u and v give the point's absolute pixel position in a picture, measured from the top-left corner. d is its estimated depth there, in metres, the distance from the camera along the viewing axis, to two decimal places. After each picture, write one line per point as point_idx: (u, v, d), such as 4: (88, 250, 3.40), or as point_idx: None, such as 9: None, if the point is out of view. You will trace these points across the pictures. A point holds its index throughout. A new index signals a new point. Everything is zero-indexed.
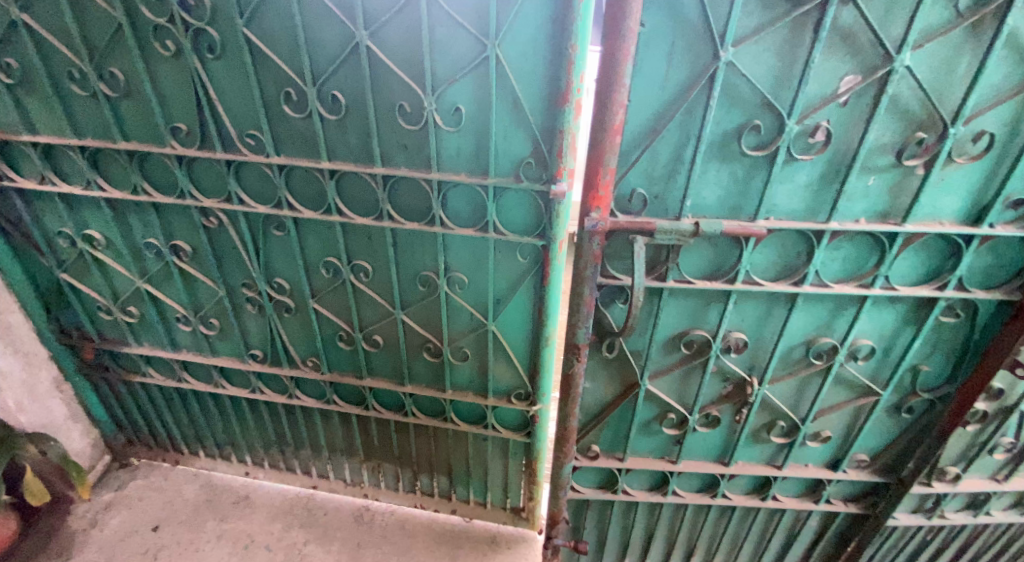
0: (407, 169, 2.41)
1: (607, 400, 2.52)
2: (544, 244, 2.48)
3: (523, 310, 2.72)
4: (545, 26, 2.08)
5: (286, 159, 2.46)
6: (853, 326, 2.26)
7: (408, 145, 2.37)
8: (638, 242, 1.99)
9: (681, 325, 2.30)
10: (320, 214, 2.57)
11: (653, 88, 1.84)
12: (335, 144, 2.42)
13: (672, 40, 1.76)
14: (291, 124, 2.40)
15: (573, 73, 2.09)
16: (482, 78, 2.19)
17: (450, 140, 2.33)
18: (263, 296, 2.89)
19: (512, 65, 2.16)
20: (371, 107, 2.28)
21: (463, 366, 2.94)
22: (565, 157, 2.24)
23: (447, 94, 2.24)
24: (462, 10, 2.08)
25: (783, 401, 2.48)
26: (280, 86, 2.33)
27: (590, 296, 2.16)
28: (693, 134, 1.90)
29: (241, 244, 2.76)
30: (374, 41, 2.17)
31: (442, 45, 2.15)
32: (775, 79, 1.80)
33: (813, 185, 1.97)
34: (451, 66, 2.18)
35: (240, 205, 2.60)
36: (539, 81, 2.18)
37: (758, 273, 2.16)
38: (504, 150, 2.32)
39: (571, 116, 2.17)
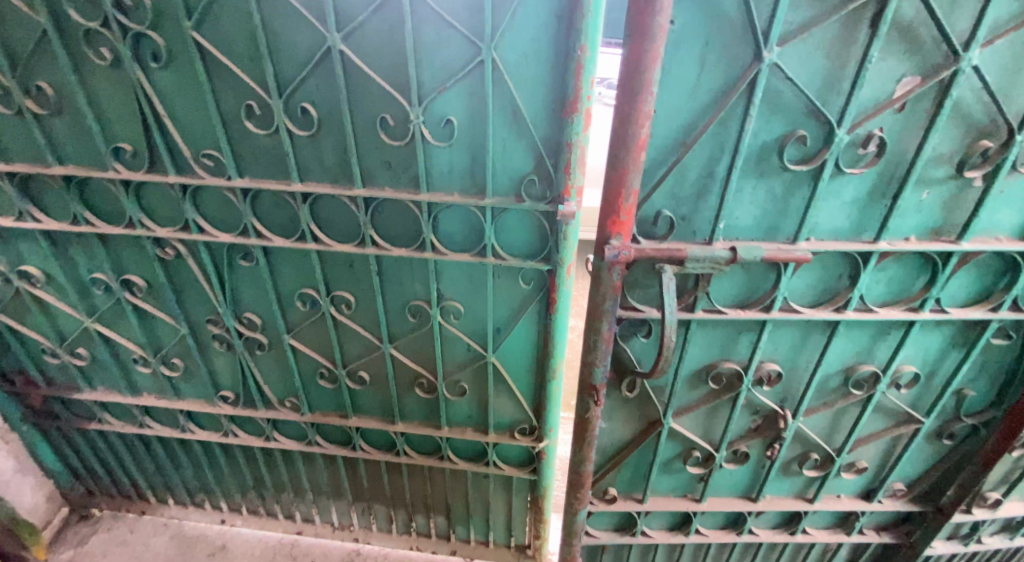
0: (392, 189, 2.11)
1: (625, 440, 2.27)
2: (550, 268, 2.20)
3: (526, 339, 2.45)
4: (549, 24, 1.79)
5: (251, 182, 2.13)
6: (897, 352, 2.04)
7: (392, 162, 2.06)
8: (667, 273, 1.72)
9: (708, 357, 2.06)
10: (294, 241, 2.25)
11: (683, 95, 1.57)
12: (308, 163, 2.10)
13: (706, 40, 1.49)
14: (255, 142, 2.08)
15: (583, 78, 1.81)
16: (476, 85, 1.90)
17: (440, 156, 2.03)
18: (232, 333, 2.56)
19: (511, 70, 1.87)
20: (349, 121, 1.97)
21: (460, 402, 2.65)
22: (574, 173, 1.96)
23: (436, 105, 1.94)
24: (452, 7, 1.78)
25: (817, 432, 2.26)
26: (240, 98, 2.00)
27: (609, 331, 1.89)
28: (727, 148, 1.64)
29: (204, 277, 2.42)
30: (349, 45, 1.86)
31: (429, 48, 1.85)
32: (823, 83, 1.55)
33: (860, 201, 1.74)
34: (440, 72, 1.88)
35: (200, 234, 2.27)
36: (542, 88, 1.89)
37: (795, 298, 1.92)
38: (502, 165, 2.03)
39: (580, 127, 1.89)
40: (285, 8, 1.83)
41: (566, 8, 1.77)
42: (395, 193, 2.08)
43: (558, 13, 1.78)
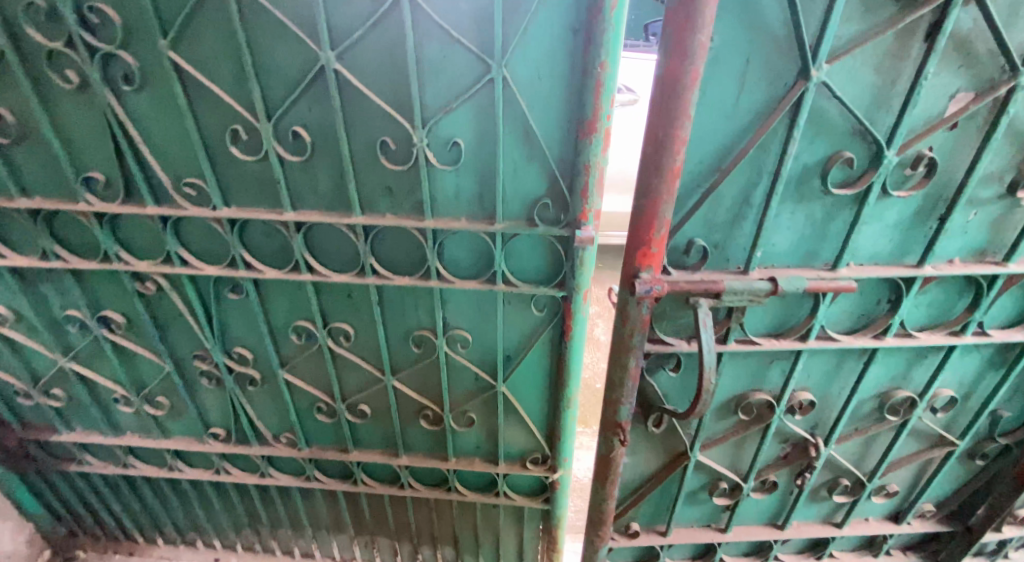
0: (393, 216, 1.94)
1: (649, 473, 2.14)
2: (564, 295, 2.05)
3: (538, 368, 2.30)
4: (565, 38, 1.64)
5: (238, 211, 1.95)
6: (934, 375, 1.94)
7: (393, 188, 1.90)
8: (703, 307, 1.58)
9: (738, 387, 1.94)
10: (286, 273, 2.07)
11: (719, 117, 1.43)
12: (301, 190, 1.93)
13: (748, 56, 1.36)
14: (241, 168, 1.90)
15: (603, 96, 1.65)
16: (485, 104, 1.74)
17: (446, 179, 1.87)
18: (221, 370, 2.38)
19: (522, 88, 1.71)
20: (346, 145, 1.80)
21: (468, 433, 2.50)
22: (592, 196, 1.81)
23: (441, 126, 1.78)
24: (460, 21, 1.63)
25: (847, 457, 2.17)
26: (224, 121, 1.82)
27: (636, 368, 1.75)
28: (766, 172, 1.51)
29: (189, 312, 2.24)
30: (345, 63, 1.69)
31: (434, 65, 1.69)
32: (872, 101, 1.43)
33: (904, 224, 1.62)
34: (446, 91, 1.72)
35: (183, 267, 2.08)
36: (557, 106, 1.73)
37: (831, 325, 1.81)
38: (514, 189, 1.87)
39: (599, 149, 1.73)
40: (273, 24, 1.66)
41: (584, 20, 1.61)
42: (398, 220, 1.92)
43: (575, 26, 1.62)
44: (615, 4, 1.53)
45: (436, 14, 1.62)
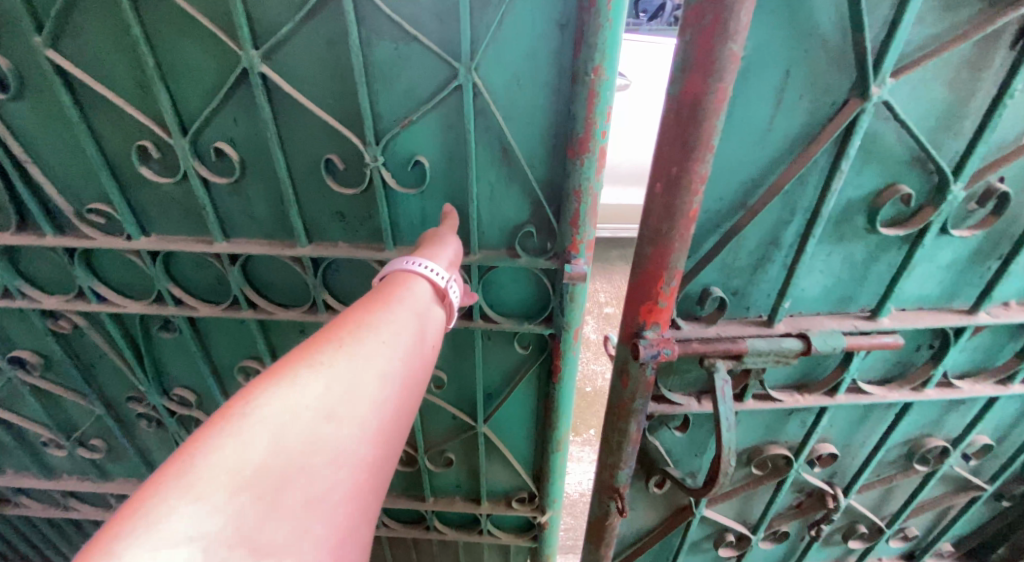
0: (347, 245, 1.60)
1: (648, 527, 1.89)
2: (552, 331, 1.73)
3: (524, 407, 2.01)
4: (550, 37, 1.30)
5: (158, 242, 1.60)
6: (972, 423, 1.70)
7: (345, 214, 1.55)
8: (720, 372, 1.30)
9: (753, 439, 1.68)
10: (222, 310, 1.72)
11: (749, 144, 1.13)
12: (232, 217, 1.58)
13: (787, 68, 1.05)
14: (157, 192, 1.54)
15: (597, 108, 1.32)
16: (452, 117, 1.40)
17: (408, 203, 1.53)
18: (160, 412, 2.05)
19: (498, 97, 1.38)
20: (283, 166, 1.45)
21: (446, 473, 2.23)
22: (583, 225, 1.47)
23: (398, 142, 1.44)
24: (418, 12, 1.28)
25: (866, 504, 1.94)
26: (131, 138, 1.46)
27: (637, 431, 1.48)
28: (802, 208, 1.21)
29: (116, 351, 1.89)
30: (274, 65, 1.34)
31: (388, 69, 1.34)
32: (938, 123, 1.13)
33: (959, 265, 1.35)
34: (405, 100, 1.39)
35: (100, 304, 1.74)
36: (541, 119, 1.41)
37: (863, 375, 1.54)
38: (490, 217, 1.55)
39: (593, 174, 1.40)
40: (180, 14, 1.29)
41: (574, 14, 1.27)
42: (351, 250, 1.58)
43: (563, 21, 1.29)
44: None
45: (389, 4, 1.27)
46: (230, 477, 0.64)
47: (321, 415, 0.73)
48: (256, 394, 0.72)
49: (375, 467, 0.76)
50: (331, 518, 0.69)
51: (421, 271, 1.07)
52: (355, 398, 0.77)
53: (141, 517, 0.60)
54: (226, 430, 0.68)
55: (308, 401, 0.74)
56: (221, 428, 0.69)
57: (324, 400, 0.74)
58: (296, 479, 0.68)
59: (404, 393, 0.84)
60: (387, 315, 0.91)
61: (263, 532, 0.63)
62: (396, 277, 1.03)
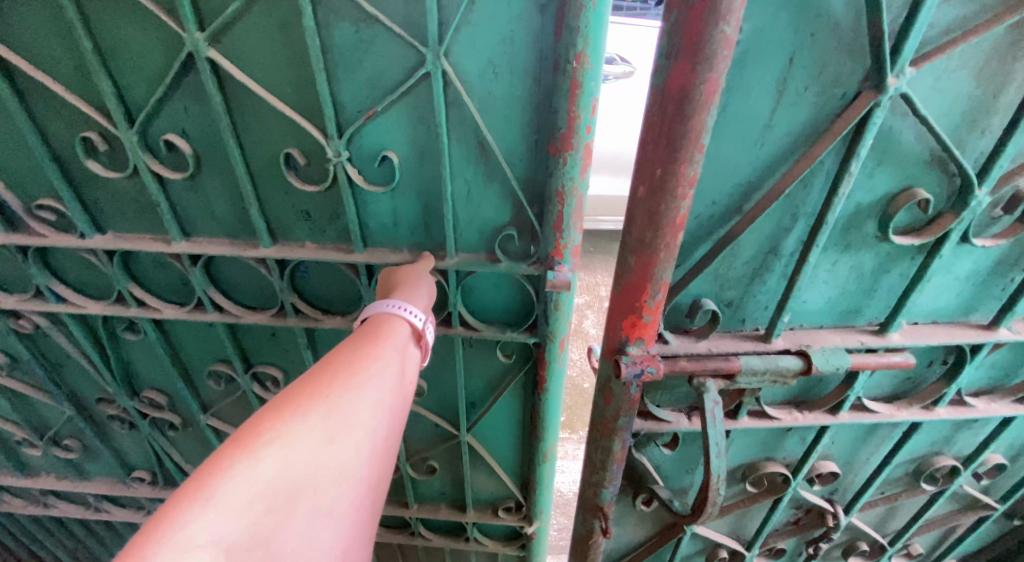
0: (315, 247, 1.34)
1: (637, 543, 1.78)
2: (537, 341, 1.49)
3: (510, 417, 1.80)
4: (529, 17, 1.07)
5: (113, 244, 1.34)
6: (986, 442, 1.60)
7: (312, 212, 1.30)
8: (711, 392, 1.17)
9: (749, 456, 1.57)
10: (188, 314, 1.45)
11: (746, 142, 1.00)
12: (191, 215, 1.32)
13: (792, 54, 0.92)
14: (108, 188, 1.29)
15: (580, 102, 1.09)
16: (422, 109, 1.17)
17: (377, 203, 1.29)
18: (133, 415, 1.73)
19: (472, 89, 1.15)
20: (240, 160, 1.21)
21: (429, 480, 2.04)
22: (568, 230, 1.24)
23: (363, 136, 1.20)
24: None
25: (869, 521, 1.84)
26: (75, 126, 1.21)
27: (623, 450, 1.37)
28: (804, 214, 1.09)
29: (79, 351, 1.59)
30: (225, 49, 1.10)
31: (346, 54, 1.11)
32: (962, 121, 1.00)
33: (978, 277, 1.23)
34: (371, 90, 1.15)
35: (59, 305, 1.47)
36: (524, 114, 1.18)
37: (868, 391, 1.43)
38: (468, 222, 1.32)
39: (577, 173, 1.16)
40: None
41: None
42: (320, 254, 1.33)
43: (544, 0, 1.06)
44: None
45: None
46: (245, 500, 0.59)
47: (324, 435, 0.68)
48: (265, 415, 0.67)
49: (377, 488, 0.72)
50: (338, 536, 0.64)
51: (410, 308, 1.01)
52: (361, 418, 0.73)
53: (162, 526, 0.56)
54: (240, 451, 0.63)
55: (313, 425, 0.68)
56: (233, 449, 0.63)
57: (328, 422, 0.70)
58: (310, 500, 0.63)
59: (401, 421, 0.80)
60: (381, 346, 0.86)
61: (278, 541, 0.59)
62: (382, 309, 0.97)
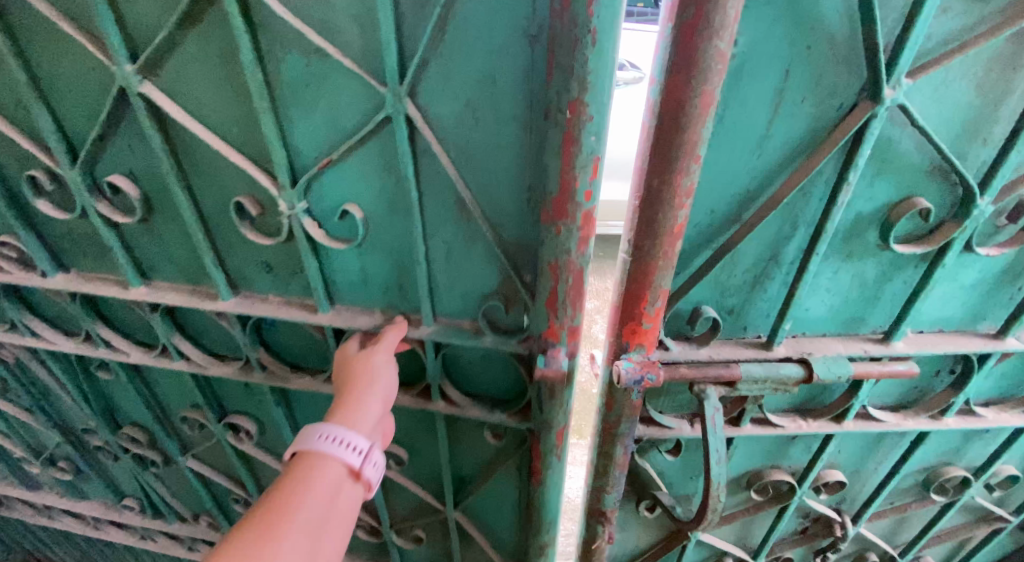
0: (277, 300, 1.32)
1: (641, 550, 1.77)
2: (531, 426, 1.37)
3: (504, 499, 1.64)
4: (515, 52, 0.97)
5: (75, 285, 1.36)
6: (997, 453, 1.59)
7: (272, 264, 1.28)
8: (712, 399, 1.18)
9: (754, 464, 1.56)
10: (154, 357, 1.46)
11: (744, 152, 1.01)
12: (149, 259, 1.32)
13: (788, 66, 0.93)
14: (67, 227, 1.30)
15: (575, 162, 0.98)
16: (388, 156, 1.10)
17: (344, 259, 1.24)
18: (116, 449, 1.76)
19: (449, 131, 1.07)
20: (187, 208, 1.19)
21: (417, 547, 1.87)
22: (562, 308, 1.14)
23: (321, 186, 1.15)
24: (332, 15, 0.97)
25: (878, 532, 1.82)
26: (27, 163, 1.22)
27: (624, 455, 1.38)
28: (804, 222, 1.09)
29: (62, 383, 1.63)
30: (174, 86, 1.07)
31: (301, 94, 1.05)
32: (963, 130, 1.00)
33: (983, 286, 1.23)
34: (328, 132, 1.09)
35: (33, 340, 1.50)
36: (510, 161, 1.09)
37: (874, 400, 1.42)
38: (449, 282, 1.25)
39: (573, 247, 1.06)
40: (72, 46, 1.05)
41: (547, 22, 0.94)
42: (280, 310, 1.30)
43: (535, 32, 0.95)
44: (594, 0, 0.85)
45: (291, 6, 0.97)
46: None
47: None
48: None
49: None
50: None
51: (338, 447, 0.93)
52: None
53: None
54: None
55: None
56: None
57: None
58: None
59: None
60: (291, 529, 0.80)
61: None
62: (317, 446, 0.92)
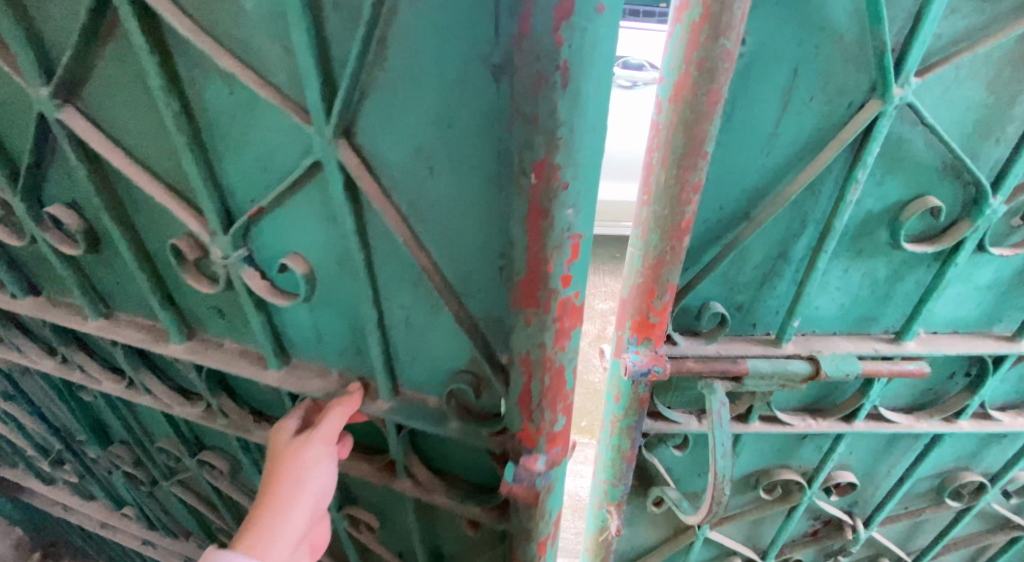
0: (231, 346, 1.35)
1: (649, 545, 1.77)
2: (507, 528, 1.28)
3: None
4: (472, 86, 0.87)
5: (44, 310, 1.43)
6: (1015, 459, 1.56)
7: (222, 309, 1.30)
8: (718, 393, 1.20)
9: (763, 462, 1.56)
10: (123, 389, 1.52)
11: (753, 150, 1.02)
12: (109, 288, 1.38)
13: (796, 65, 0.94)
14: (35, 252, 1.38)
15: (545, 240, 0.85)
16: (328, 206, 1.05)
17: (295, 312, 1.22)
18: (108, 462, 1.83)
19: (398, 180, 0.99)
20: (126, 247, 1.22)
21: None
22: (535, 410, 1.02)
23: (262, 234, 1.13)
24: (252, 35, 0.92)
25: (892, 537, 1.80)
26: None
27: (632, 449, 1.39)
28: (813, 220, 1.10)
29: (50, 397, 1.71)
30: (116, 124, 1.09)
31: (230, 131, 1.03)
32: (974, 130, 1.00)
33: (998, 287, 1.22)
34: (262, 175, 1.06)
35: (20, 356, 1.58)
36: (470, 215, 0.99)
37: (885, 401, 1.42)
38: (411, 349, 1.19)
39: (549, 341, 0.95)
40: (15, 87, 1.11)
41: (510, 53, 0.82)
42: (230, 358, 1.33)
43: (497, 62, 0.84)
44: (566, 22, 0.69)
45: (211, 31, 0.94)
46: None
47: None
48: None
49: None
50: None
51: None
52: None
53: None
54: None
55: None
56: None
57: None
58: None
59: None
60: None
61: None
62: None
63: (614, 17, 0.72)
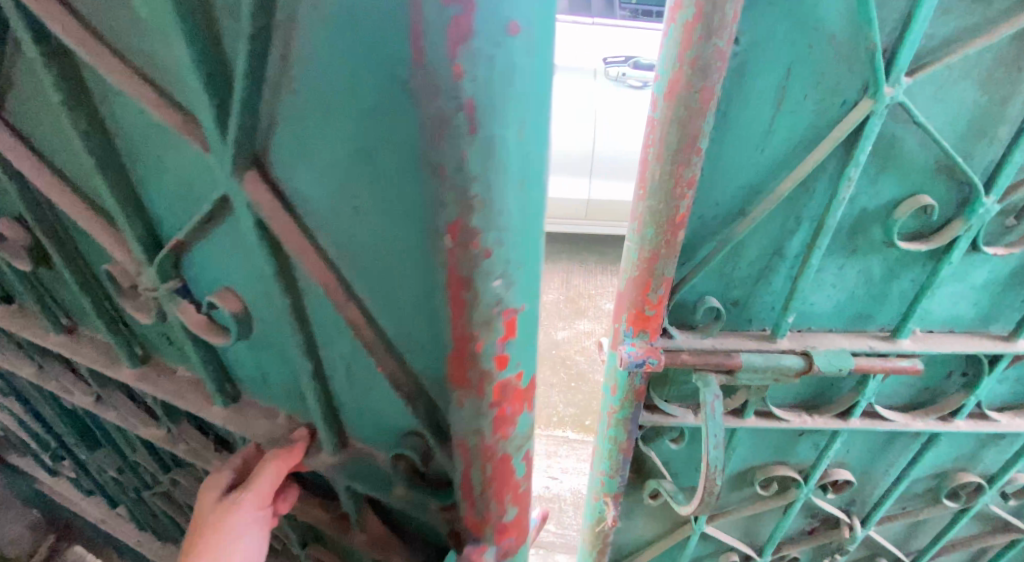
0: (185, 374, 1.24)
1: (647, 539, 1.78)
2: None
3: None
4: (398, 115, 0.65)
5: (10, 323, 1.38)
6: (1014, 460, 1.57)
7: (171, 337, 1.18)
8: (712, 386, 1.22)
9: (760, 458, 1.58)
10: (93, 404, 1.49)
11: (748, 147, 1.04)
12: (65, 302, 1.29)
13: (789, 64, 0.96)
14: None
15: (474, 314, 0.70)
16: (249, 246, 0.88)
17: (238, 350, 1.08)
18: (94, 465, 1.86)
19: (322, 217, 0.80)
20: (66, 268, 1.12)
21: None
22: (480, 500, 0.89)
23: (198, 265, 0.98)
24: (142, 43, 0.75)
25: (890, 537, 1.81)
26: None
27: (629, 441, 1.42)
28: (808, 217, 1.12)
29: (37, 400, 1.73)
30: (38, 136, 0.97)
31: (145, 151, 0.87)
32: (968, 129, 1.01)
33: (993, 287, 1.23)
34: (183, 203, 0.91)
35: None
36: (406, 268, 0.79)
37: (882, 399, 1.43)
38: (353, 401, 1.02)
39: (487, 430, 0.81)
40: None
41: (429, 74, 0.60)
42: (182, 390, 1.22)
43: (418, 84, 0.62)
44: (468, 50, 0.51)
45: (106, 39, 0.78)
46: None
47: None
48: None
49: None
50: None
51: None
52: None
53: None
54: None
55: None
56: None
57: None
58: None
59: None
60: None
61: None
62: None
63: (530, 42, 0.53)
